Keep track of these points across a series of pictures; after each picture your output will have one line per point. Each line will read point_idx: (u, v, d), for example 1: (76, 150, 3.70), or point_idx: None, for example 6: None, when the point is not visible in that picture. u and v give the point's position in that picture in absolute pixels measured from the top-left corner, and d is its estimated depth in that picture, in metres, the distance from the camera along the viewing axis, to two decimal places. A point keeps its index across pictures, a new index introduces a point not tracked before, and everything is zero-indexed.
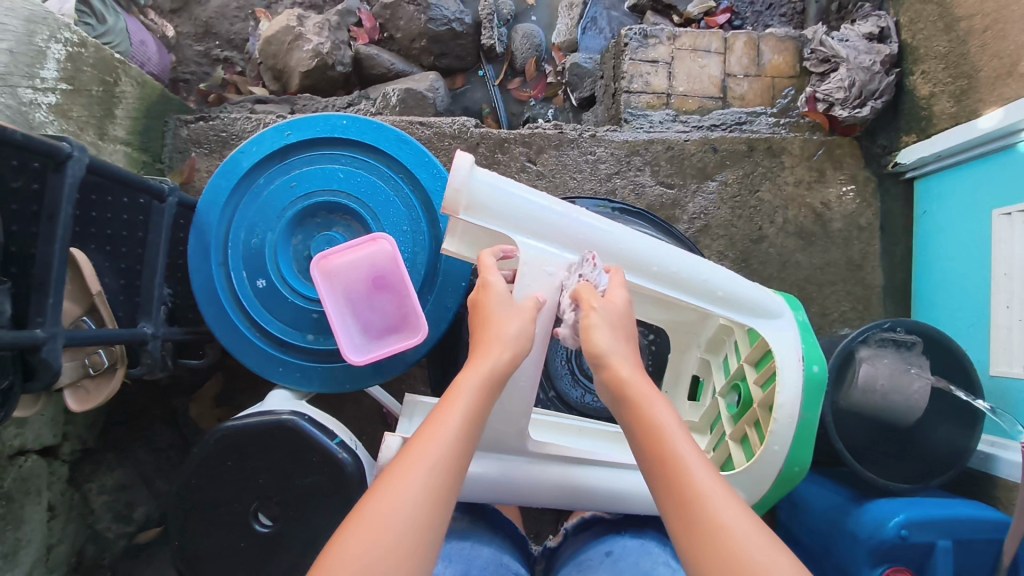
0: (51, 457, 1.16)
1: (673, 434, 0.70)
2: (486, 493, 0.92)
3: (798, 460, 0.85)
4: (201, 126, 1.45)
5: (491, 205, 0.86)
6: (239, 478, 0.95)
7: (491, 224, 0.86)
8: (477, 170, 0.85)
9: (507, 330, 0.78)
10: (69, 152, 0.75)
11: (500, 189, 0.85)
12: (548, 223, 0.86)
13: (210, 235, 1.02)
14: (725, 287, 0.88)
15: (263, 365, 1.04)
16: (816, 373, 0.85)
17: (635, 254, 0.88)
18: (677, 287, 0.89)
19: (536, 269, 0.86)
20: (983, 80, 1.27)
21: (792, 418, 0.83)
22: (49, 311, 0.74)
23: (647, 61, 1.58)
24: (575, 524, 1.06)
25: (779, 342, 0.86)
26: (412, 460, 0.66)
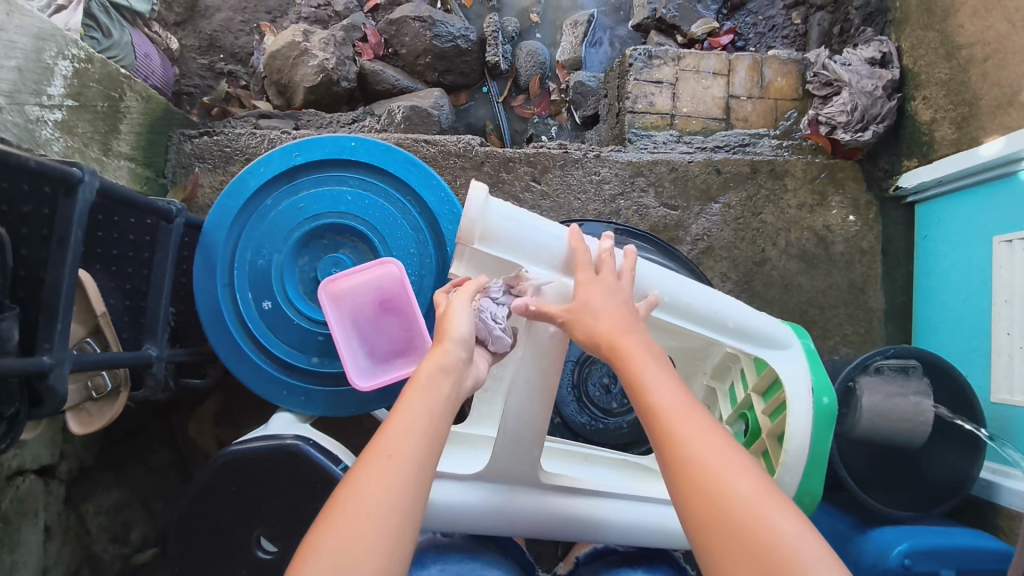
0: (48, 477, 1.15)
1: (655, 386, 0.72)
2: (491, 527, 0.89)
3: (810, 492, 0.85)
4: (205, 141, 1.44)
5: (506, 236, 0.88)
6: (241, 504, 0.94)
7: (506, 255, 0.89)
8: (492, 201, 0.87)
9: (459, 331, 0.75)
10: (81, 176, 0.74)
11: (516, 220, 0.88)
12: (561, 254, 0.89)
13: (215, 256, 1.01)
14: (737, 319, 0.88)
15: (267, 388, 1.03)
16: (826, 405, 0.84)
17: (646, 284, 0.88)
18: (688, 318, 0.89)
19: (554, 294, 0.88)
20: (984, 109, 1.28)
21: (802, 451, 0.83)
22: (57, 337, 0.72)
23: (651, 82, 1.59)
24: (587, 554, 1.04)
25: (790, 373, 0.86)
26: (377, 456, 0.63)
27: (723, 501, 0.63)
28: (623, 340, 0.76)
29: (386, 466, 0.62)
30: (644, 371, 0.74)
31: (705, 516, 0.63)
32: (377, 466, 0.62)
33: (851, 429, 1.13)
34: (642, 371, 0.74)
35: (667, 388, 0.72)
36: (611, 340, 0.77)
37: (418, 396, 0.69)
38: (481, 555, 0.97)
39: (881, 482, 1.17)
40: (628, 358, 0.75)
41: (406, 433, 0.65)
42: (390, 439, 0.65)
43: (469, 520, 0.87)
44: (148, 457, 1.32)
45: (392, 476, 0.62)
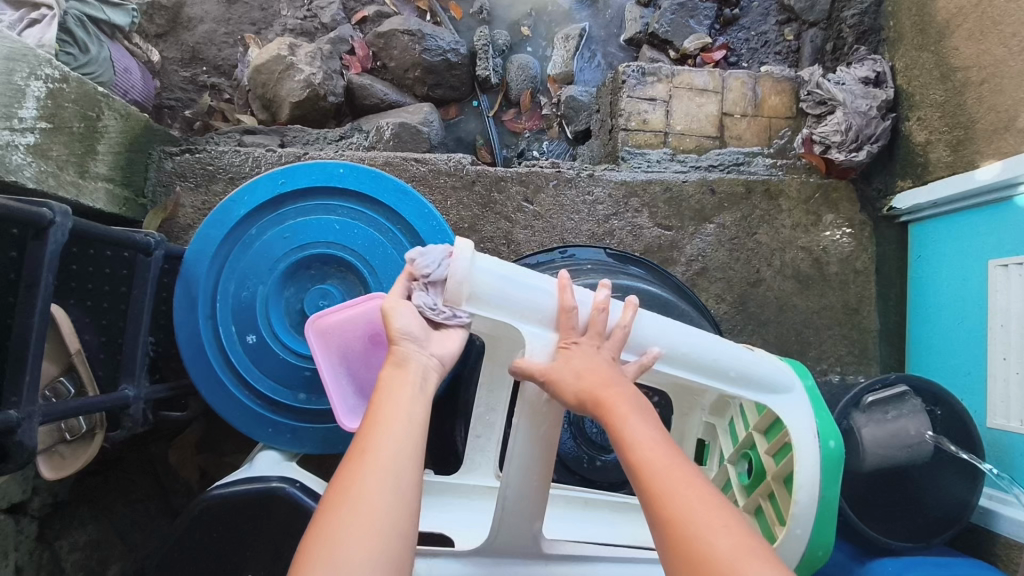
0: (18, 515, 1.12)
1: (639, 444, 0.71)
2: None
3: (822, 545, 0.83)
4: (186, 159, 1.40)
5: (494, 296, 0.82)
6: (225, 549, 0.90)
7: (495, 315, 0.83)
8: (478, 258, 0.81)
9: (402, 327, 0.79)
10: (52, 218, 0.70)
11: (504, 279, 0.81)
12: (553, 311, 0.83)
13: (197, 288, 0.97)
14: (738, 366, 0.86)
15: (251, 425, 0.99)
16: (832, 450, 0.84)
17: (643, 334, 0.85)
18: (690, 368, 0.87)
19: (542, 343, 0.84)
20: (980, 132, 1.28)
21: (812, 500, 0.81)
22: (26, 389, 0.69)
23: (644, 99, 1.57)
24: None
25: (796, 418, 0.84)
26: (358, 460, 0.68)
27: (703, 562, 0.62)
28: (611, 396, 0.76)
29: (360, 466, 0.67)
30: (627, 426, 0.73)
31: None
32: (350, 475, 0.67)
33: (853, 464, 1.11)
34: (626, 427, 0.73)
35: (652, 441, 0.72)
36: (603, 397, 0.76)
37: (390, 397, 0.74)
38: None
39: (891, 515, 1.11)
40: (612, 413, 0.75)
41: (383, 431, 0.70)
42: (362, 445, 0.70)
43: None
44: (127, 489, 1.27)
45: (369, 477, 0.67)
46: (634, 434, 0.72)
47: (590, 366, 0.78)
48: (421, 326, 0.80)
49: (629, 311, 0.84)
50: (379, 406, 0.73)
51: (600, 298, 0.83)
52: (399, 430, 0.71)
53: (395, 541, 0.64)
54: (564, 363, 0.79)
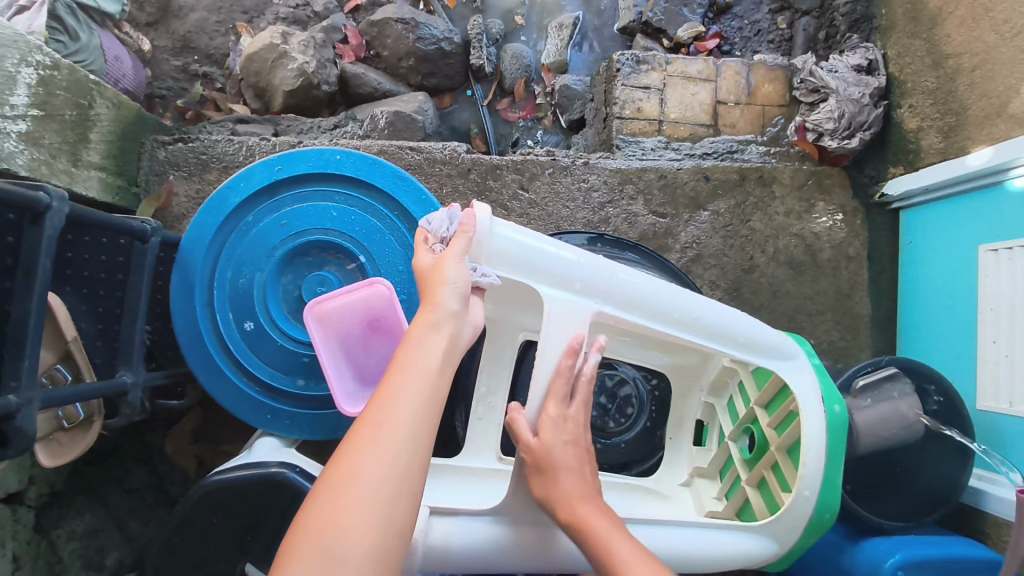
0: (16, 505, 1.09)
1: (624, 562, 0.73)
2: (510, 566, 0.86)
3: (829, 507, 0.86)
4: (179, 148, 1.39)
5: (511, 258, 0.85)
6: (225, 534, 0.90)
7: (512, 276, 0.85)
8: (496, 223, 0.84)
9: (452, 278, 0.76)
10: (49, 202, 0.70)
11: (521, 242, 0.84)
12: (568, 274, 0.85)
13: (194, 275, 0.97)
14: (747, 333, 0.89)
15: (249, 412, 0.99)
16: (837, 414, 0.87)
17: (655, 302, 0.87)
18: (702, 334, 0.89)
19: (561, 320, 0.84)
20: (971, 119, 1.29)
21: (818, 462, 0.84)
22: (24, 374, 0.68)
23: (639, 88, 1.57)
24: None
25: (802, 383, 0.87)
26: (366, 435, 0.62)
27: None
28: (594, 514, 0.78)
29: (373, 436, 0.62)
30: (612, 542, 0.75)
31: None
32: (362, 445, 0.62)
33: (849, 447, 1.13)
34: (611, 546, 0.75)
35: (639, 559, 0.73)
36: (584, 511, 0.78)
37: (410, 363, 0.68)
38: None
39: (890, 492, 1.12)
40: (597, 535, 0.76)
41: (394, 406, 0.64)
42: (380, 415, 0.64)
43: (481, 559, 0.85)
44: (123, 478, 1.26)
45: (380, 453, 0.61)
46: (621, 553, 0.74)
47: (574, 476, 0.80)
48: (467, 282, 0.77)
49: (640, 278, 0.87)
50: (393, 377, 0.67)
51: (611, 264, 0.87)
52: (416, 403, 0.65)
53: (392, 524, 0.59)
54: (550, 427, 0.80)
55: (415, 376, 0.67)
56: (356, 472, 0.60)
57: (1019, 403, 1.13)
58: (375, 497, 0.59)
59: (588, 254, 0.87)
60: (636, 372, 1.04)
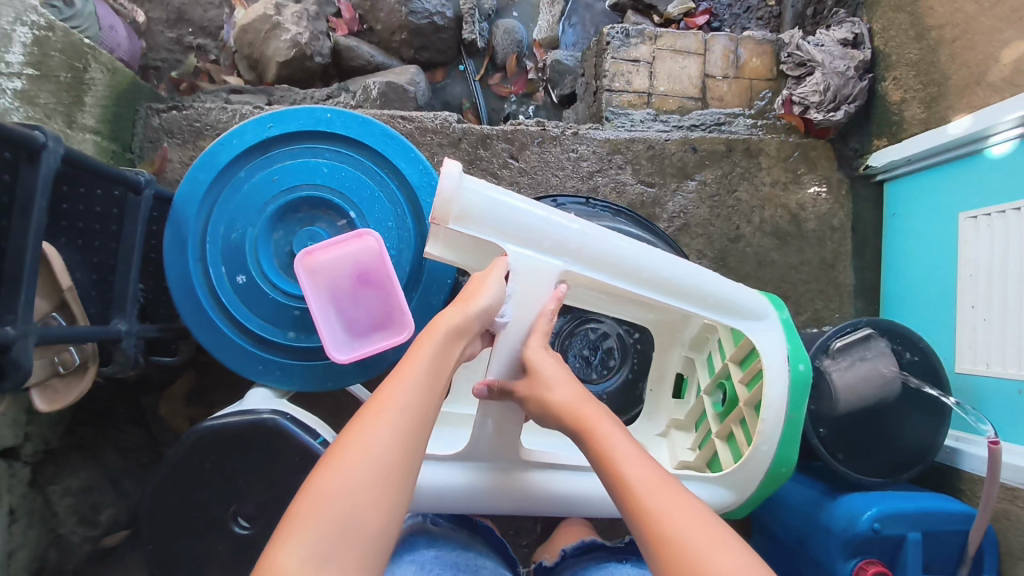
0: (12, 459, 1.10)
1: (623, 457, 0.73)
2: (485, 505, 0.93)
3: (786, 461, 0.88)
4: (173, 115, 1.40)
5: (482, 216, 0.85)
6: (216, 479, 0.92)
7: (483, 236, 0.86)
8: (466, 178, 0.84)
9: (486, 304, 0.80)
10: (44, 141, 0.72)
11: (493, 200, 0.84)
12: (538, 233, 0.86)
13: (186, 229, 0.99)
14: (717, 293, 0.90)
15: (241, 364, 1.01)
16: (801, 372, 0.88)
17: (626, 263, 0.88)
18: (672, 295, 0.90)
19: (528, 283, 0.87)
20: (953, 88, 1.31)
21: (778, 418, 0.87)
22: (20, 308, 0.70)
23: (629, 60, 1.59)
24: (574, 547, 1.06)
25: (767, 341, 0.89)
26: (363, 425, 0.65)
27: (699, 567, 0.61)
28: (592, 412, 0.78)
29: (372, 426, 0.65)
30: (616, 444, 0.75)
31: None
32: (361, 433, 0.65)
33: (828, 407, 1.16)
34: (613, 442, 0.75)
35: (639, 458, 0.73)
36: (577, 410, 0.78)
37: (416, 366, 0.72)
38: (473, 546, 1.05)
39: (861, 452, 1.16)
40: (595, 436, 0.76)
41: (398, 397, 0.68)
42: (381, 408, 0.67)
43: (446, 497, 0.91)
44: (118, 438, 1.28)
45: (377, 441, 0.64)
46: (621, 449, 0.74)
47: (566, 384, 0.81)
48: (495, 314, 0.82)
49: (610, 238, 0.88)
50: (401, 374, 0.70)
51: (579, 224, 0.87)
52: (417, 401, 0.69)
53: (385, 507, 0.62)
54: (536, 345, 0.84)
55: (423, 377, 0.70)
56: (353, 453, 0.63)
57: (996, 363, 1.17)
58: (371, 479, 0.62)
59: (558, 212, 0.88)
60: (618, 326, 1.08)
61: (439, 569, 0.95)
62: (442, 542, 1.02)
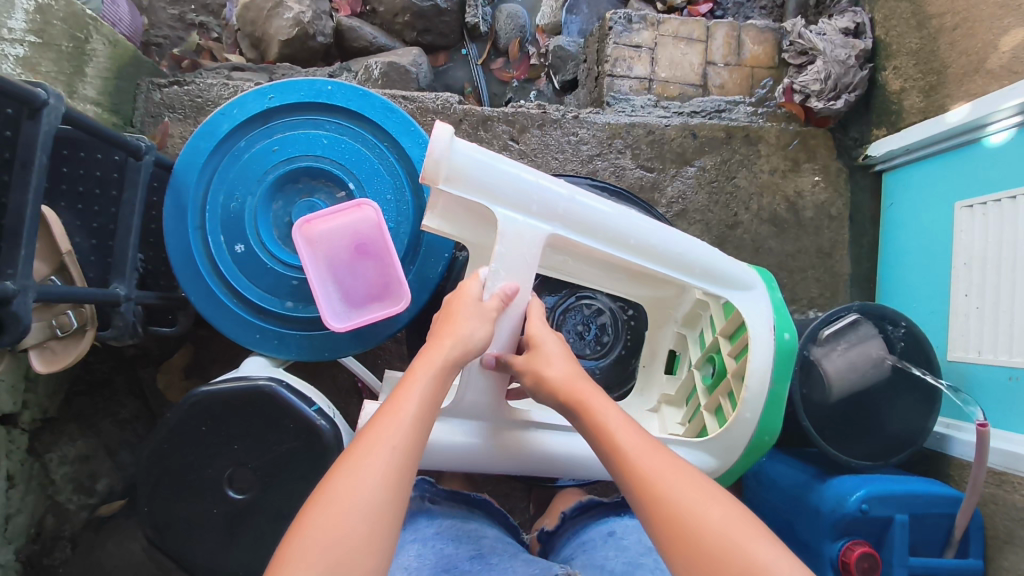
0: (10, 425, 1.09)
1: (615, 429, 0.74)
2: (484, 463, 0.93)
3: (769, 429, 0.89)
4: (174, 91, 1.41)
5: (472, 177, 0.85)
6: (211, 445, 0.91)
7: (472, 197, 0.86)
8: (457, 142, 0.85)
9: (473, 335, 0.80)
10: (46, 99, 0.73)
11: (480, 162, 0.85)
12: (526, 195, 0.86)
13: (186, 197, 0.99)
14: (706, 262, 0.90)
15: (238, 332, 1.02)
16: (786, 341, 0.89)
17: (613, 229, 0.88)
18: (658, 262, 0.91)
19: (513, 246, 0.86)
20: (952, 77, 1.32)
21: (762, 388, 0.88)
22: (20, 264, 0.71)
23: (631, 46, 1.59)
24: (574, 508, 1.08)
25: (754, 311, 0.90)
26: (361, 456, 0.67)
27: (696, 533, 0.64)
28: (583, 390, 0.78)
29: (371, 454, 0.67)
30: (608, 420, 0.75)
31: (683, 553, 0.63)
32: (361, 460, 0.66)
33: (819, 398, 1.15)
34: (604, 414, 0.76)
35: (628, 428, 0.75)
36: (570, 388, 0.79)
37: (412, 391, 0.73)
38: (466, 518, 1.05)
39: (849, 432, 1.16)
40: (590, 409, 0.77)
41: (396, 422, 0.70)
42: (379, 434, 0.69)
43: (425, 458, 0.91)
44: (115, 409, 1.27)
45: (371, 470, 0.66)
46: (613, 422, 0.75)
47: (564, 361, 0.82)
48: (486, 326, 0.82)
49: (597, 204, 0.88)
50: (399, 401, 0.72)
51: (565, 189, 0.87)
52: (411, 430, 0.70)
53: (384, 531, 0.64)
54: (537, 322, 0.86)
55: (413, 409, 0.71)
56: (349, 505, 0.63)
57: (987, 350, 1.17)
58: (371, 506, 0.64)
59: (550, 178, 0.88)
60: (611, 302, 1.09)
61: (442, 542, 0.95)
62: (440, 513, 1.04)
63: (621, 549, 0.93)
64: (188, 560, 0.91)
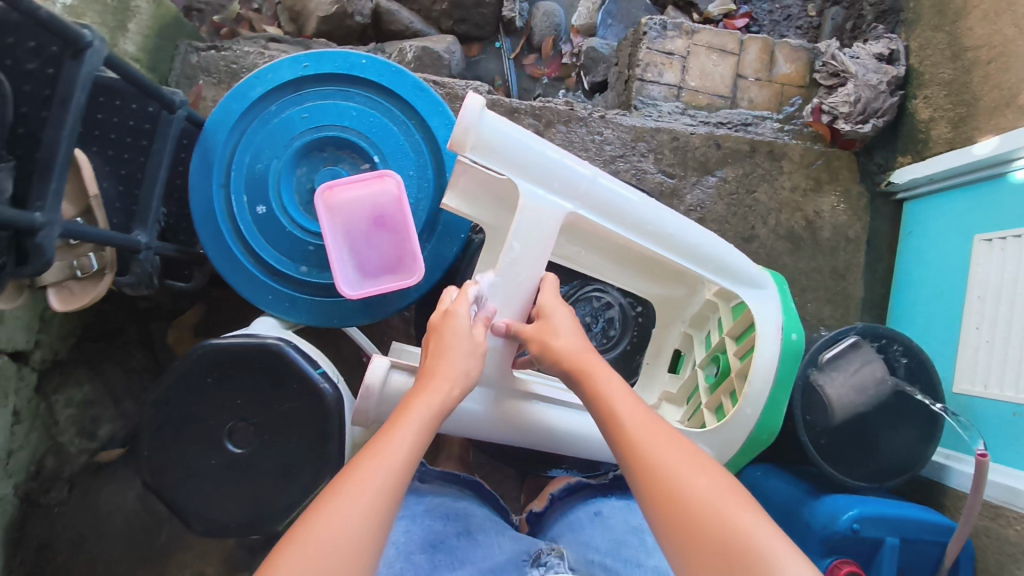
0: (21, 363, 1.11)
1: (614, 398, 0.75)
2: (485, 433, 0.94)
3: (768, 429, 0.89)
4: (211, 55, 1.43)
5: (498, 149, 0.86)
6: (215, 396, 0.93)
7: (496, 168, 0.87)
8: (487, 113, 0.86)
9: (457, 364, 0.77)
10: (90, 41, 0.74)
11: (508, 134, 0.86)
12: (548, 170, 0.87)
13: (214, 155, 1.01)
14: (719, 259, 0.91)
15: (252, 291, 1.03)
16: (794, 342, 0.89)
17: (632, 215, 0.89)
18: (673, 250, 0.91)
19: (533, 219, 0.87)
20: (982, 110, 1.32)
21: (765, 385, 0.88)
22: (50, 197, 0.73)
23: (663, 53, 1.60)
24: (562, 490, 1.07)
25: (764, 310, 0.90)
26: (341, 492, 0.62)
27: (683, 503, 0.64)
28: (588, 359, 0.79)
29: (352, 493, 0.62)
30: (608, 387, 0.76)
31: (668, 522, 0.64)
32: (347, 496, 0.62)
33: (821, 418, 1.15)
34: (604, 383, 0.76)
35: (625, 397, 0.75)
36: (576, 357, 0.79)
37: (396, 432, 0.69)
38: (455, 495, 1.05)
39: (847, 451, 1.16)
40: (592, 377, 0.77)
41: (381, 459, 0.65)
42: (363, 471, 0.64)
43: None
44: (124, 358, 1.29)
45: (349, 509, 0.61)
46: (612, 391, 0.75)
47: (573, 334, 0.82)
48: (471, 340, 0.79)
49: (616, 190, 0.89)
50: (383, 442, 0.67)
51: (589, 171, 0.88)
52: (395, 470, 0.65)
53: None
54: (550, 296, 0.86)
55: (405, 443, 0.68)
56: (327, 544, 0.59)
57: (994, 385, 1.16)
58: (343, 552, 0.59)
59: (574, 158, 0.89)
60: (622, 298, 1.11)
61: (430, 520, 0.96)
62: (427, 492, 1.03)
63: (607, 529, 0.95)
64: (183, 507, 0.93)
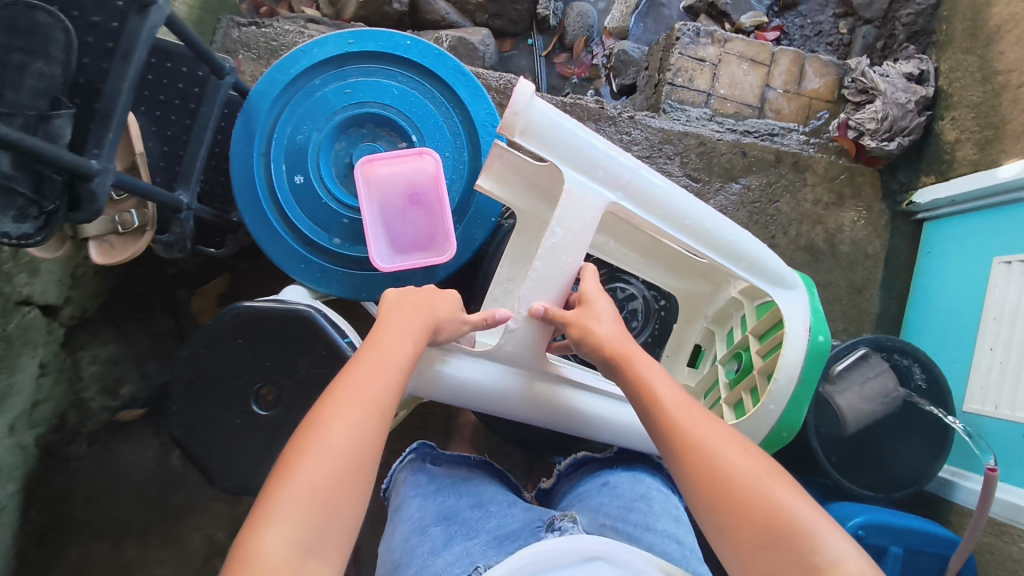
0: (51, 317, 1.12)
1: (656, 384, 0.77)
2: (508, 412, 0.96)
3: (789, 425, 0.91)
4: (252, 31, 1.46)
5: (544, 135, 0.88)
6: (245, 358, 0.94)
7: (541, 153, 0.88)
8: (536, 100, 0.87)
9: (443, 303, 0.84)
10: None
11: (556, 122, 0.88)
12: (591, 159, 0.89)
13: (257, 124, 1.03)
14: (750, 256, 0.93)
15: (285, 260, 1.05)
16: (820, 343, 0.90)
17: (670, 207, 0.91)
18: (708, 245, 0.92)
19: (576, 206, 0.88)
20: (1010, 133, 1.33)
21: (789, 383, 0.89)
22: (107, 146, 0.75)
23: (694, 59, 1.61)
24: (568, 464, 1.04)
25: (792, 309, 0.91)
26: (338, 399, 0.68)
27: (725, 482, 0.66)
28: (629, 349, 0.81)
29: (347, 400, 0.68)
30: (650, 374, 0.78)
31: (711, 500, 0.66)
32: (343, 403, 0.67)
33: (833, 429, 1.17)
34: (646, 370, 0.78)
35: (666, 385, 0.77)
36: (618, 345, 0.81)
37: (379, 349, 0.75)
38: (469, 475, 1.03)
39: (858, 462, 1.18)
40: (635, 363, 0.79)
41: (369, 371, 0.71)
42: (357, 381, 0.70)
43: (458, 393, 0.93)
44: (149, 321, 1.31)
45: (345, 411, 0.67)
46: (655, 378, 0.78)
47: (613, 321, 0.84)
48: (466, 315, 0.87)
49: (653, 181, 0.90)
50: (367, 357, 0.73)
51: (632, 162, 0.90)
52: (384, 380, 0.71)
53: (358, 474, 0.64)
54: (591, 283, 0.88)
55: (395, 360, 0.74)
56: (332, 442, 0.64)
57: (1005, 406, 1.17)
58: (344, 447, 0.64)
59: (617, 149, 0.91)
60: (646, 290, 1.12)
61: (444, 496, 0.96)
62: (439, 472, 1.01)
63: (616, 495, 0.92)
64: (208, 464, 0.94)
